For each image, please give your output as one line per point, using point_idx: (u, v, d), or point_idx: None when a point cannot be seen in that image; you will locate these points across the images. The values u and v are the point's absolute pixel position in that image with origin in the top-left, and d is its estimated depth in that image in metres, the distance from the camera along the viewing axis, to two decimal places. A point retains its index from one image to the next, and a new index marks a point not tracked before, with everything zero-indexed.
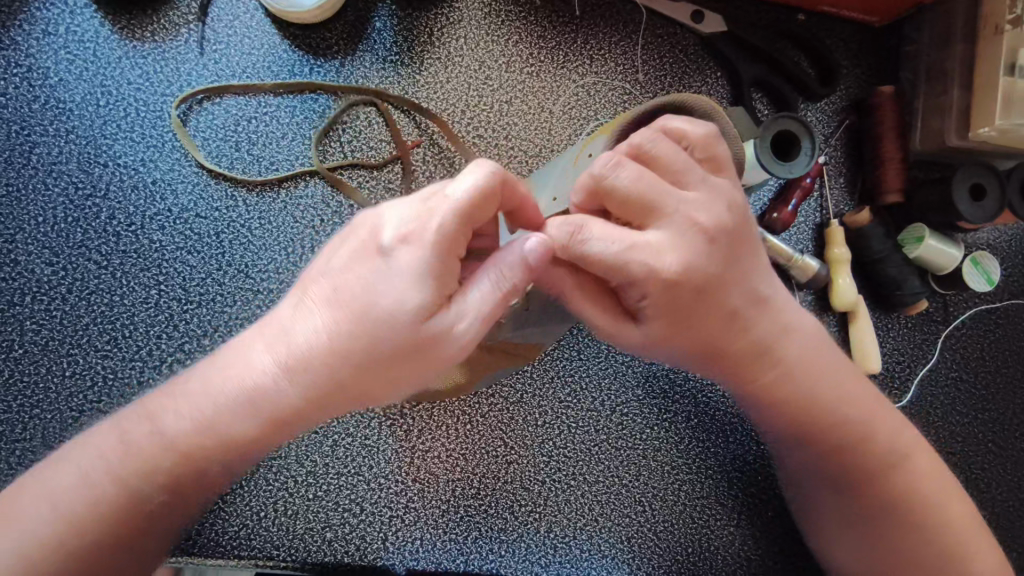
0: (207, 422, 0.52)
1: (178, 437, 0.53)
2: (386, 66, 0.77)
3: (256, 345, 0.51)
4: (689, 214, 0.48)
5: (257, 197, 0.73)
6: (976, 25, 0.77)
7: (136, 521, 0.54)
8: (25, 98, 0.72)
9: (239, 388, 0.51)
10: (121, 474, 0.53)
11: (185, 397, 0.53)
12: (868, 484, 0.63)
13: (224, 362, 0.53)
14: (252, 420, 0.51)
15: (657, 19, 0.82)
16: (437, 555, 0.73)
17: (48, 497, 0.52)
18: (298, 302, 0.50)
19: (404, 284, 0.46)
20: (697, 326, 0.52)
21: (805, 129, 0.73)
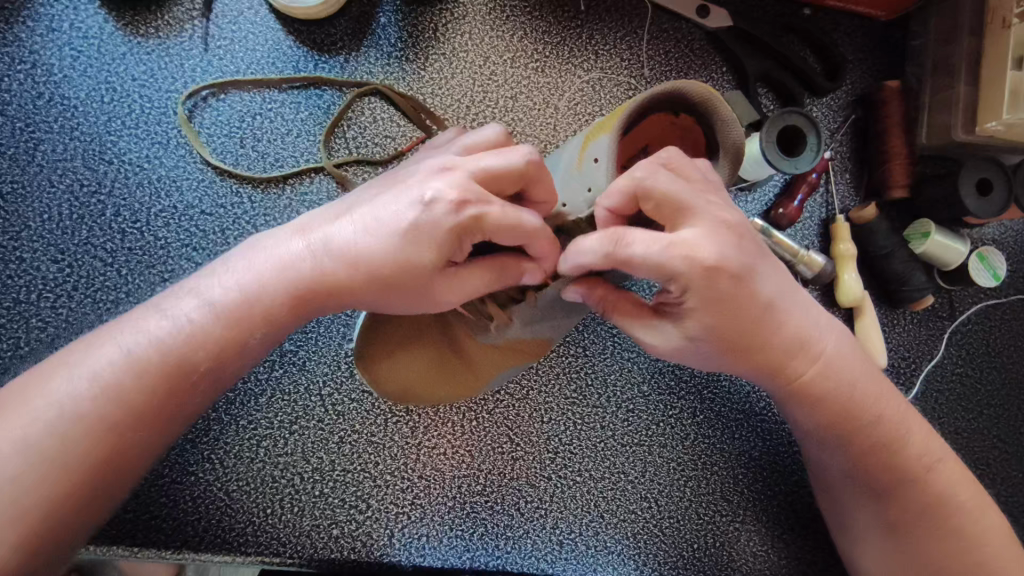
0: (244, 295, 0.54)
1: (207, 314, 0.54)
2: (390, 62, 0.77)
3: (294, 236, 0.55)
4: (718, 214, 0.50)
5: (261, 195, 0.73)
6: (984, 20, 0.77)
7: (144, 414, 0.52)
8: (29, 95, 0.72)
9: (271, 271, 0.54)
10: (154, 354, 0.53)
11: (221, 274, 0.55)
12: (891, 490, 0.63)
13: (256, 253, 0.55)
14: (282, 295, 0.54)
15: (663, 14, 0.81)
16: (443, 552, 0.73)
17: (79, 376, 0.51)
18: (337, 215, 0.55)
19: (418, 239, 0.51)
20: (738, 328, 0.52)
21: (811, 122, 0.73)
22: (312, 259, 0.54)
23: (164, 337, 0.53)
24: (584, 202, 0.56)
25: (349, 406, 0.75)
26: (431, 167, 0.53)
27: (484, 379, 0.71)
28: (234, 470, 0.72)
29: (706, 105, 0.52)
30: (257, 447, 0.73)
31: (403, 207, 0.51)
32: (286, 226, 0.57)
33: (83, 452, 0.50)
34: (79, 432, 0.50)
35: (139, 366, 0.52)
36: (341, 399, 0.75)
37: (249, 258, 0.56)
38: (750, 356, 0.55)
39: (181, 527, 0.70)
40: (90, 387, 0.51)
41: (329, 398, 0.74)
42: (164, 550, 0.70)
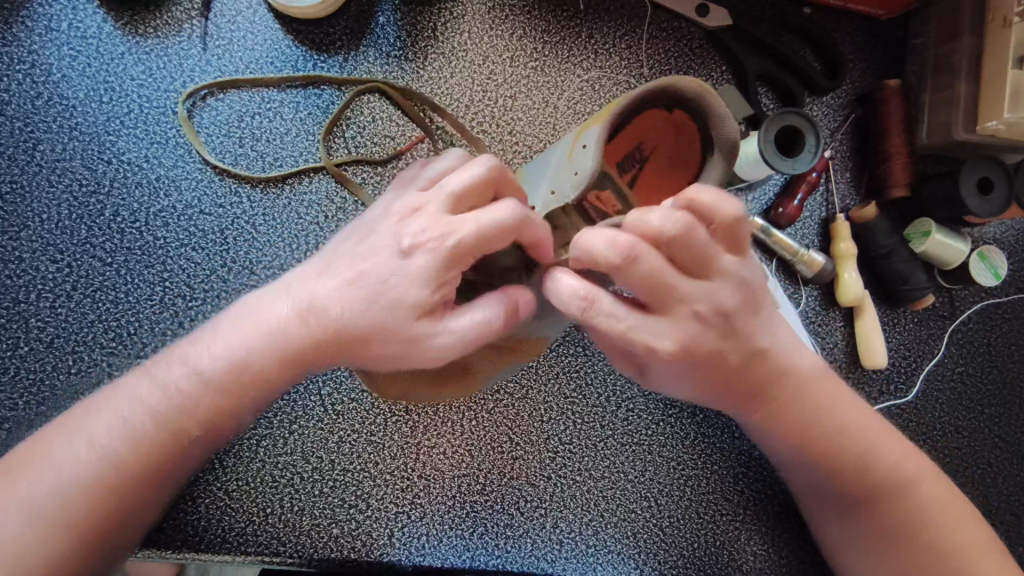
0: (233, 359, 0.55)
1: (211, 375, 0.55)
2: (389, 61, 0.77)
3: (278, 295, 0.55)
4: (695, 305, 0.51)
5: (260, 194, 0.73)
6: (986, 18, 0.77)
7: (161, 462, 0.54)
8: (28, 95, 0.72)
9: (261, 332, 0.54)
10: (161, 415, 0.54)
11: (216, 335, 0.56)
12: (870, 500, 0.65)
13: (246, 310, 0.56)
14: (271, 360, 0.54)
15: (663, 13, 0.81)
16: (443, 551, 0.73)
17: (83, 440, 0.53)
18: (317, 268, 0.55)
19: (405, 284, 0.51)
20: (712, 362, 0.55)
21: (810, 124, 0.73)
22: (294, 320, 0.54)
23: (168, 398, 0.55)
24: (571, 187, 0.56)
25: (349, 405, 0.74)
26: (402, 206, 0.54)
27: (482, 377, 0.70)
28: (233, 470, 0.72)
29: (701, 99, 0.53)
30: (256, 447, 0.73)
31: (386, 255, 0.52)
32: (270, 286, 0.57)
33: (101, 499, 0.52)
34: (95, 486, 0.52)
35: (150, 425, 0.54)
36: (341, 398, 0.74)
37: (238, 319, 0.56)
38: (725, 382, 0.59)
39: (181, 527, 0.70)
40: (102, 447, 0.53)
41: (329, 398, 0.74)
42: (163, 550, 0.70)
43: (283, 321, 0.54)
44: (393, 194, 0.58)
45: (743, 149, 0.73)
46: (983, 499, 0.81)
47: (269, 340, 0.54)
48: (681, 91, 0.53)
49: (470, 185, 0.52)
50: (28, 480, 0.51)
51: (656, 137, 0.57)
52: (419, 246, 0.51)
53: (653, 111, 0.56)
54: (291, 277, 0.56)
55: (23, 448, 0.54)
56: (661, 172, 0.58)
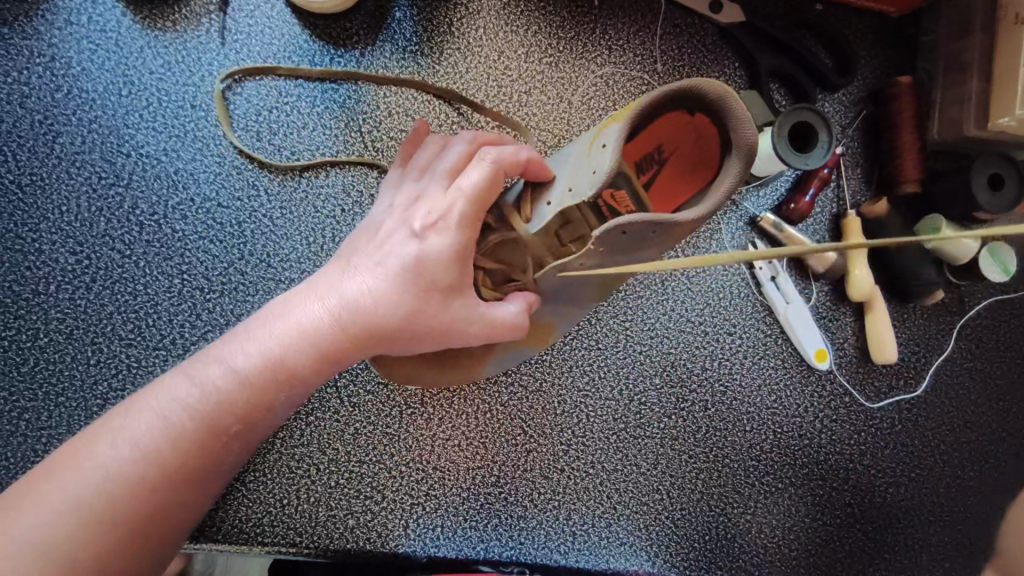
0: (268, 360, 0.57)
1: (247, 374, 0.57)
2: (405, 57, 0.77)
3: (307, 298, 0.59)
4: None
5: (277, 186, 0.74)
6: (997, 16, 0.77)
7: (203, 458, 0.56)
8: (47, 88, 0.72)
9: (295, 334, 0.57)
10: (199, 413, 0.55)
11: (248, 338, 0.58)
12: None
13: (274, 314, 0.59)
14: (307, 355, 0.57)
15: (676, 9, 0.82)
16: (457, 543, 0.74)
17: (126, 440, 0.54)
18: (339, 271, 0.59)
19: (430, 265, 0.57)
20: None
21: (824, 120, 0.73)
22: (326, 315, 0.57)
23: (204, 396, 0.56)
24: (588, 184, 0.56)
25: (364, 398, 0.75)
26: (401, 204, 0.61)
27: (496, 361, 0.71)
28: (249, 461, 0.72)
29: (722, 102, 0.54)
30: (272, 439, 0.73)
31: (400, 243, 0.58)
32: (295, 294, 0.60)
33: (149, 497, 0.53)
34: (142, 483, 0.53)
35: (191, 421, 0.55)
36: (356, 391, 0.75)
37: (269, 324, 0.58)
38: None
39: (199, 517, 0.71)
40: (143, 445, 0.54)
41: (344, 390, 0.75)
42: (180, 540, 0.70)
43: (318, 321, 0.57)
44: (384, 202, 0.63)
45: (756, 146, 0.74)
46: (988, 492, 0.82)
47: (305, 337, 0.57)
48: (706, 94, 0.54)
49: (480, 184, 0.58)
50: (73, 481, 0.51)
51: (675, 139, 0.58)
52: (434, 231, 0.57)
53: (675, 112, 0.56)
54: (311, 281, 0.60)
55: (58, 458, 0.54)
56: (677, 172, 0.59)
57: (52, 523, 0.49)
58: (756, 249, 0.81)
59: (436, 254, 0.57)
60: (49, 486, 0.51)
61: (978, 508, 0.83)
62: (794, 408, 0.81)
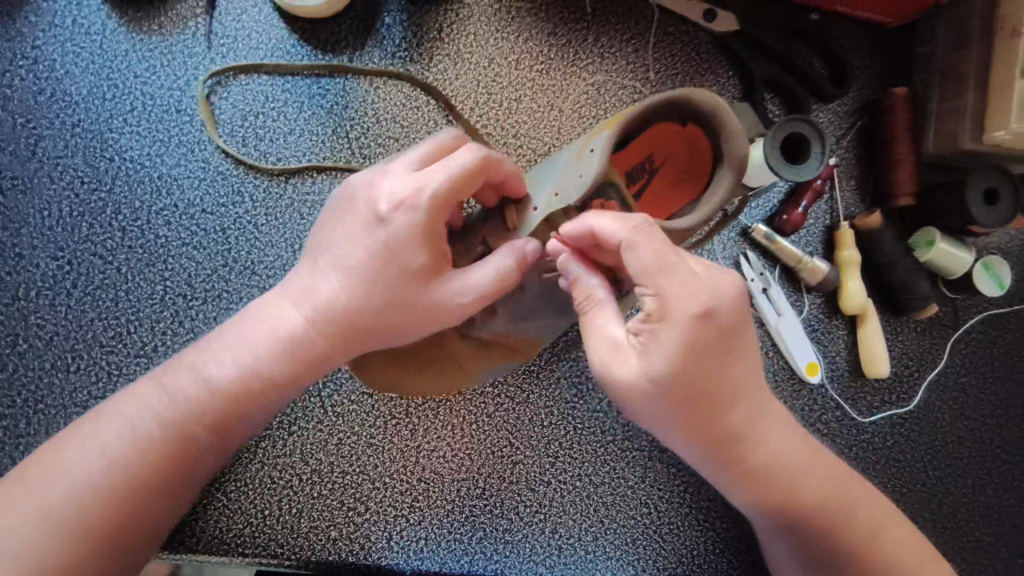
0: (243, 367, 0.56)
1: (221, 384, 0.56)
2: (394, 62, 0.76)
3: (283, 305, 0.57)
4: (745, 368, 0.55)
5: (263, 192, 0.73)
6: (994, 27, 0.76)
7: (174, 467, 0.55)
8: (31, 91, 0.71)
9: (269, 342, 0.57)
10: (170, 422, 0.54)
11: (220, 348, 0.57)
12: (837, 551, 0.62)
13: (248, 322, 0.58)
14: (280, 361, 0.56)
15: (670, 17, 0.81)
16: (441, 555, 0.73)
17: (96, 447, 0.53)
18: (308, 271, 0.58)
19: (402, 247, 0.54)
20: (688, 373, 0.51)
21: (816, 132, 0.72)
22: (299, 322, 0.57)
23: (178, 407, 0.55)
24: (575, 188, 0.54)
25: (348, 407, 0.74)
26: (363, 183, 0.57)
27: (474, 375, 0.70)
28: (231, 470, 0.71)
29: (715, 114, 0.53)
30: (255, 448, 0.72)
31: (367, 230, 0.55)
32: (265, 301, 0.59)
33: (118, 506, 0.52)
34: (110, 491, 0.52)
35: (161, 430, 0.54)
36: (341, 400, 0.74)
37: (241, 330, 0.57)
38: (692, 407, 0.52)
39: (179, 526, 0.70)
40: (112, 452, 0.53)
41: (328, 399, 0.74)
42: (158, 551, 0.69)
43: (293, 327, 0.57)
44: (353, 180, 0.59)
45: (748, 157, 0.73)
46: (979, 508, 0.82)
47: (279, 343, 0.56)
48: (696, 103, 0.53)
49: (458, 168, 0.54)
50: (43, 488, 0.51)
51: (665, 151, 0.57)
52: (401, 212, 0.54)
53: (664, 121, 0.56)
54: (283, 287, 0.58)
55: (26, 465, 0.53)
56: (667, 182, 0.58)
57: (25, 531, 0.50)
58: (748, 260, 0.80)
59: (404, 238, 0.54)
60: (19, 492, 0.51)
61: (972, 525, 0.81)
62: None
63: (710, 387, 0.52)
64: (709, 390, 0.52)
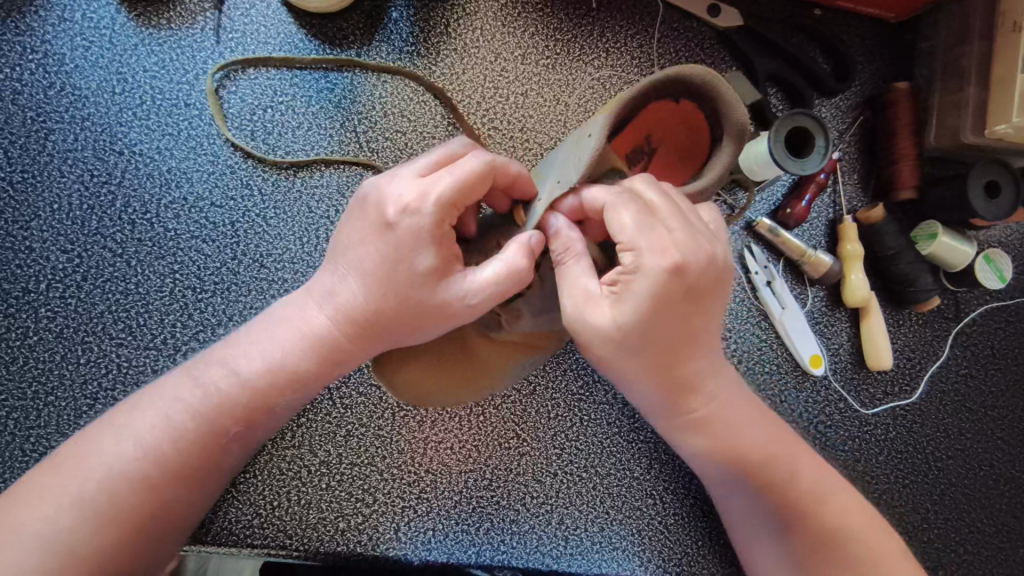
0: (272, 362, 0.58)
1: (250, 378, 0.57)
2: (402, 57, 0.77)
3: (309, 303, 0.59)
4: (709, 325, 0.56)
5: (271, 186, 0.73)
6: (995, 23, 0.77)
7: (206, 458, 0.56)
8: (40, 85, 0.71)
9: (296, 339, 0.58)
10: (200, 414, 0.55)
11: (249, 346, 0.58)
12: (799, 518, 0.63)
13: (276, 319, 0.59)
14: (307, 357, 0.58)
15: (674, 12, 0.82)
16: (449, 546, 0.73)
17: (130, 437, 0.54)
18: (330, 270, 0.59)
19: (412, 250, 0.53)
20: (652, 321, 0.52)
21: (820, 126, 0.73)
22: (323, 320, 0.58)
23: (208, 399, 0.56)
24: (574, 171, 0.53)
25: (356, 399, 0.74)
26: (373, 188, 0.56)
27: (501, 373, 0.71)
28: None
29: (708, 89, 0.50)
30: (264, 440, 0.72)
31: (377, 233, 0.54)
32: (291, 300, 0.60)
33: (150, 495, 0.53)
34: (142, 480, 0.53)
35: (193, 422, 0.55)
36: (349, 392, 0.74)
37: (267, 326, 0.59)
38: (649, 350, 0.55)
39: None
40: (145, 443, 0.54)
41: (336, 391, 0.74)
42: None
43: (319, 325, 0.58)
44: (366, 181, 0.58)
45: (753, 151, 0.74)
46: (980, 499, 0.83)
47: (305, 340, 0.58)
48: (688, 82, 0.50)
49: (471, 172, 0.52)
50: (75, 478, 0.51)
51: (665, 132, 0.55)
52: (409, 214, 0.53)
53: (659, 108, 0.52)
54: (309, 287, 0.60)
55: (55, 459, 0.54)
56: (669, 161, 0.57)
57: (58, 522, 0.50)
58: (751, 254, 0.80)
59: (413, 241, 0.53)
60: (50, 483, 0.51)
61: (973, 516, 0.82)
62: (789, 414, 0.80)
63: (666, 334, 0.54)
64: (668, 337, 0.54)
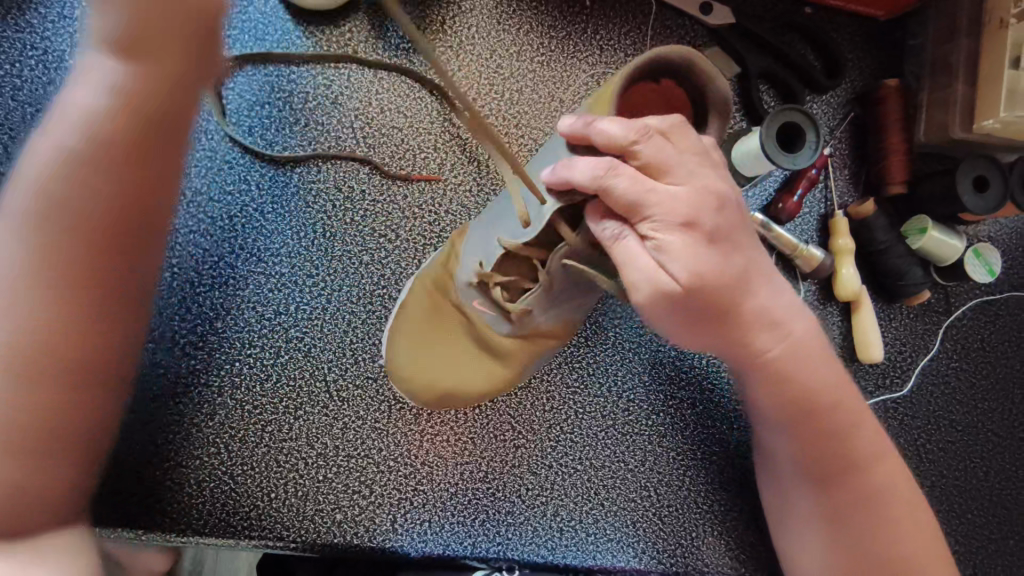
0: (64, 143, 0.47)
1: (32, 174, 0.48)
2: (398, 54, 0.78)
3: (75, 81, 0.49)
4: (762, 285, 0.57)
5: (270, 180, 0.75)
6: (982, 21, 0.78)
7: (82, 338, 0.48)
8: (40, 81, 0.72)
9: (58, 133, 0.47)
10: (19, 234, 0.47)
11: (32, 147, 0.49)
12: (843, 472, 0.65)
13: (43, 123, 0.50)
14: (82, 138, 0.47)
15: (667, 11, 0.83)
16: (445, 537, 0.74)
17: None
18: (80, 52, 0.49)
19: None
20: (713, 278, 0.53)
21: (811, 120, 0.74)
22: (81, 95, 0.47)
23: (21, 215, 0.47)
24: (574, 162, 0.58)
25: (353, 392, 0.75)
26: None
27: (519, 370, 0.71)
28: (237, 454, 0.72)
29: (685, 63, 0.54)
30: (261, 433, 0.73)
31: None
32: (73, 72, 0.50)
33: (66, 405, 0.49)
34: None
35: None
36: (346, 385, 0.75)
37: (58, 96, 0.49)
38: (708, 313, 0.55)
39: (187, 510, 0.70)
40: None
41: (334, 384, 0.74)
42: (168, 533, 0.70)
43: (84, 102, 0.47)
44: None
45: (745, 146, 0.75)
46: (971, 491, 0.84)
47: (90, 166, 0.47)
48: (669, 61, 0.55)
49: None
50: None
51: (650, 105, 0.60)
52: None
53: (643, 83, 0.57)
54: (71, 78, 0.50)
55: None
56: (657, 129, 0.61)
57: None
58: None
59: None
60: None
61: (964, 507, 0.83)
62: None
63: (727, 287, 0.54)
64: (726, 292, 0.54)
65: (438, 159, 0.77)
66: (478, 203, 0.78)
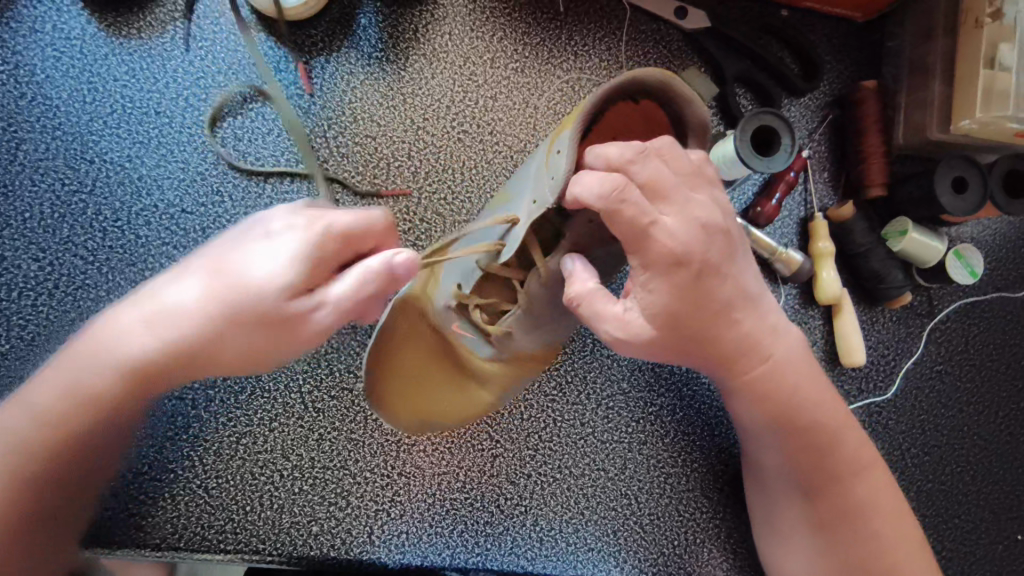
0: None
1: None
2: (370, 63, 0.78)
3: None
4: (754, 301, 0.57)
5: (241, 192, 0.74)
6: (957, 20, 0.78)
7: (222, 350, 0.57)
8: (11, 95, 0.72)
9: None
10: None
11: None
12: (828, 482, 0.65)
13: None
14: None
15: (642, 15, 0.83)
16: (422, 549, 0.73)
17: None
18: None
19: None
20: (697, 300, 0.53)
21: (786, 125, 0.73)
22: None
23: None
24: (549, 190, 0.54)
25: (328, 403, 0.74)
26: None
27: (489, 395, 0.70)
28: (212, 466, 0.71)
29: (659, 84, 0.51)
30: (236, 444, 0.72)
31: None
32: None
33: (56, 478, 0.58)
34: None
35: None
36: (321, 396, 0.74)
37: None
38: (695, 336, 0.55)
39: (160, 524, 0.70)
40: None
41: (309, 395, 0.74)
42: (140, 547, 0.69)
43: None
44: None
45: (720, 151, 0.75)
46: (958, 497, 0.83)
47: None
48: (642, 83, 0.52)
49: None
50: None
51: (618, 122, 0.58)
52: None
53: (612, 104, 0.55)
54: None
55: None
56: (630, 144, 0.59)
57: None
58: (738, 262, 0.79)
59: None
60: None
61: (951, 512, 0.82)
62: None
63: (711, 314, 0.54)
64: (713, 315, 0.54)
65: (411, 167, 0.77)
66: (453, 211, 0.77)
